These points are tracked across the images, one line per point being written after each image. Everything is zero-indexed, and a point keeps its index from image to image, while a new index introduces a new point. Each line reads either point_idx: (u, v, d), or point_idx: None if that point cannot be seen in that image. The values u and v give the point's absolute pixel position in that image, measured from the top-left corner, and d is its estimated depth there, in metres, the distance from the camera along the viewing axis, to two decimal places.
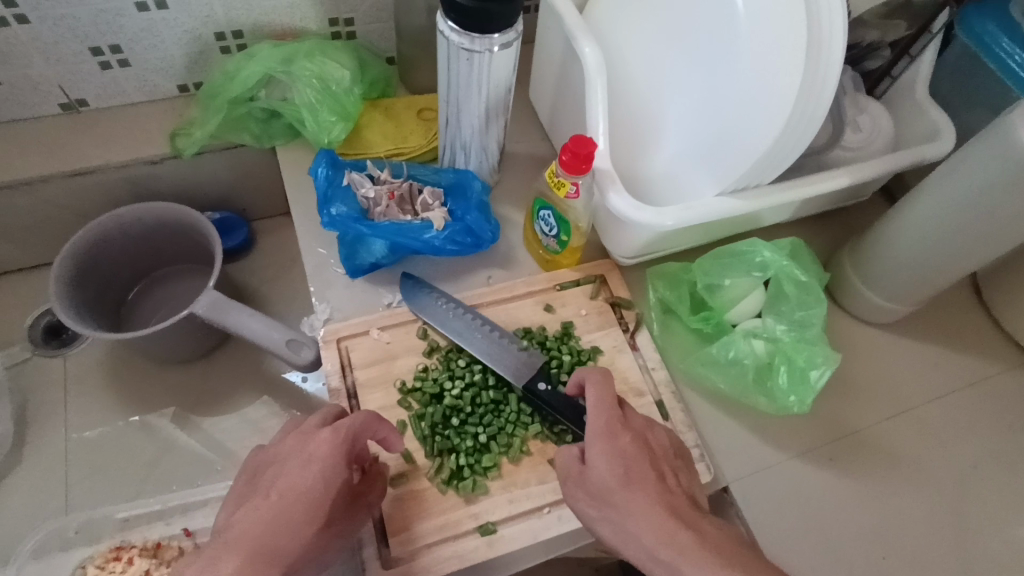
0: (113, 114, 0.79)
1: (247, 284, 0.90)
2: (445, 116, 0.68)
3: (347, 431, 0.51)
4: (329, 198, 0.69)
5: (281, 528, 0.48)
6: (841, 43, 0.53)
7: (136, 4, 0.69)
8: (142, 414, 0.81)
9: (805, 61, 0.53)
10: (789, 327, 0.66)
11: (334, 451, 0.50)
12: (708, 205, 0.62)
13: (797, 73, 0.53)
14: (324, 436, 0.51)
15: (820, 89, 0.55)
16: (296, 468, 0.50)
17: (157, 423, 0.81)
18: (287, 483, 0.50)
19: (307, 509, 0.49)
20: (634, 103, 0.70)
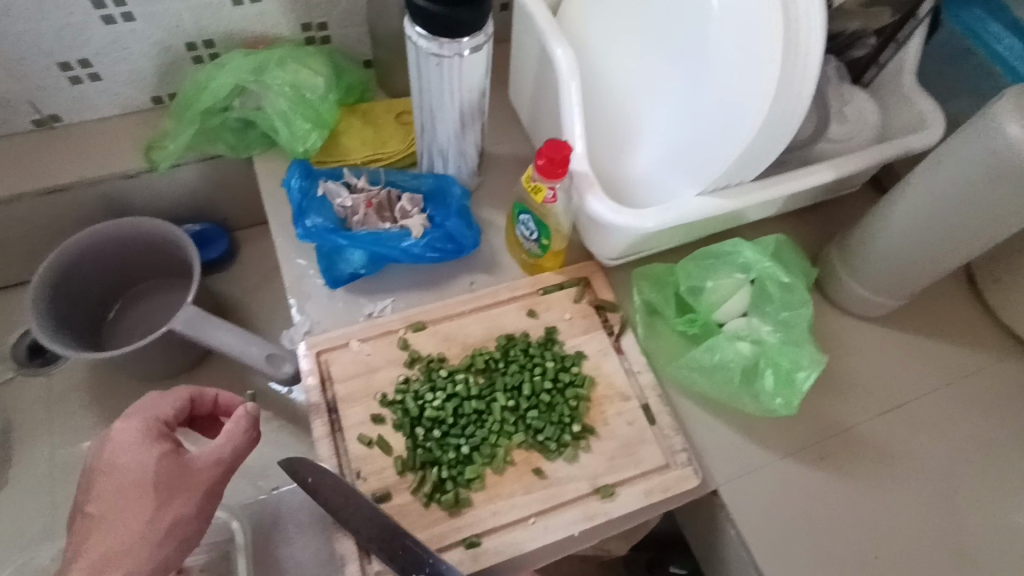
0: (86, 128, 0.78)
1: (230, 295, 0.89)
2: (420, 121, 0.67)
3: (133, 419, 0.56)
4: (305, 210, 0.68)
5: (118, 525, 0.52)
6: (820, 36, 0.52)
7: (101, 16, 0.68)
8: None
9: (782, 57, 0.51)
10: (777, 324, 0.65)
11: (121, 442, 0.54)
12: (689, 205, 0.61)
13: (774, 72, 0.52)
14: (120, 431, 0.55)
15: (801, 84, 0.54)
16: (118, 467, 0.54)
17: None
18: (114, 485, 0.53)
19: (117, 502, 0.52)
20: (613, 105, 0.68)
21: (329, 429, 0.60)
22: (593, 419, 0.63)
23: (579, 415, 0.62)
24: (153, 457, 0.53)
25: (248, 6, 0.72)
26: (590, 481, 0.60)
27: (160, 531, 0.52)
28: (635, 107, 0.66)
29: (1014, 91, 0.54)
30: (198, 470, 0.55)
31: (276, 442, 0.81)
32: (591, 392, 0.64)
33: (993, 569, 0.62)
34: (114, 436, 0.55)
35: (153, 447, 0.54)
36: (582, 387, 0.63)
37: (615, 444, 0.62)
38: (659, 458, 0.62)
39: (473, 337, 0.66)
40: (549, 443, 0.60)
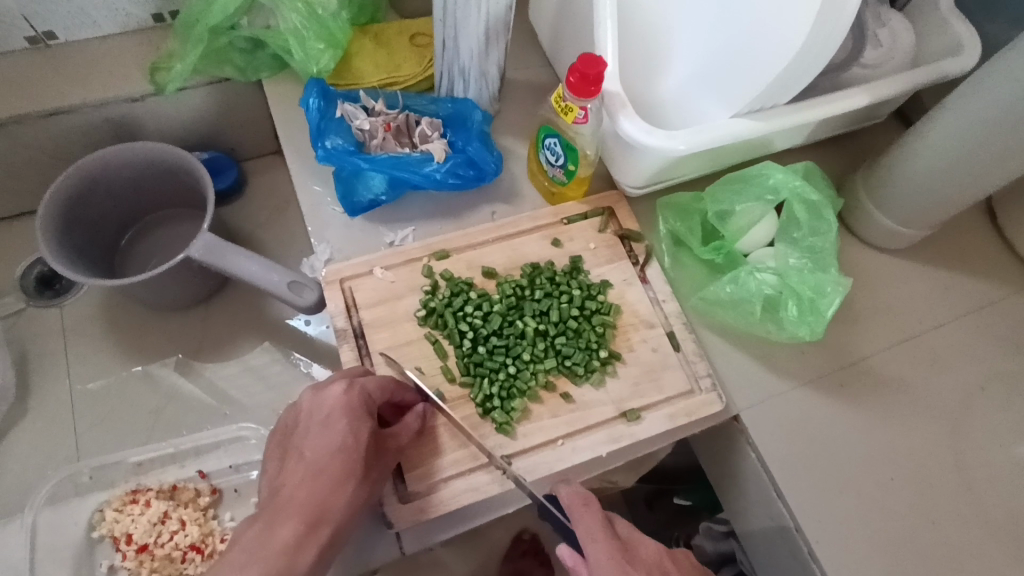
0: (85, 47, 0.74)
1: (240, 228, 0.87)
2: (442, 40, 0.64)
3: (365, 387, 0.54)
4: (323, 131, 0.65)
5: (315, 491, 0.50)
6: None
7: None
8: (145, 363, 0.80)
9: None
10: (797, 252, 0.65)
11: (346, 410, 0.52)
12: (721, 126, 0.59)
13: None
14: (340, 393, 0.53)
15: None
16: (330, 433, 0.52)
17: (155, 372, 0.80)
18: (327, 447, 0.51)
19: (331, 464, 0.51)
20: (654, 23, 0.66)
21: (356, 354, 0.60)
22: (619, 345, 0.63)
23: (605, 341, 0.62)
24: (368, 430, 0.52)
25: None
26: (616, 405, 0.60)
27: (354, 507, 0.51)
28: (683, 21, 0.64)
29: None
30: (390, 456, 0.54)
31: (293, 375, 0.81)
32: (617, 320, 0.64)
33: (1003, 490, 0.64)
34: (332, 402, 0.52)
35: (370, 422, 0.53)
36: (608, 315, 0.63)
37: (640, 369, 0.62)
38: (683, 383, 0.62)
39: (497, 264, 0.65)
40: (576, 368, 0.60)
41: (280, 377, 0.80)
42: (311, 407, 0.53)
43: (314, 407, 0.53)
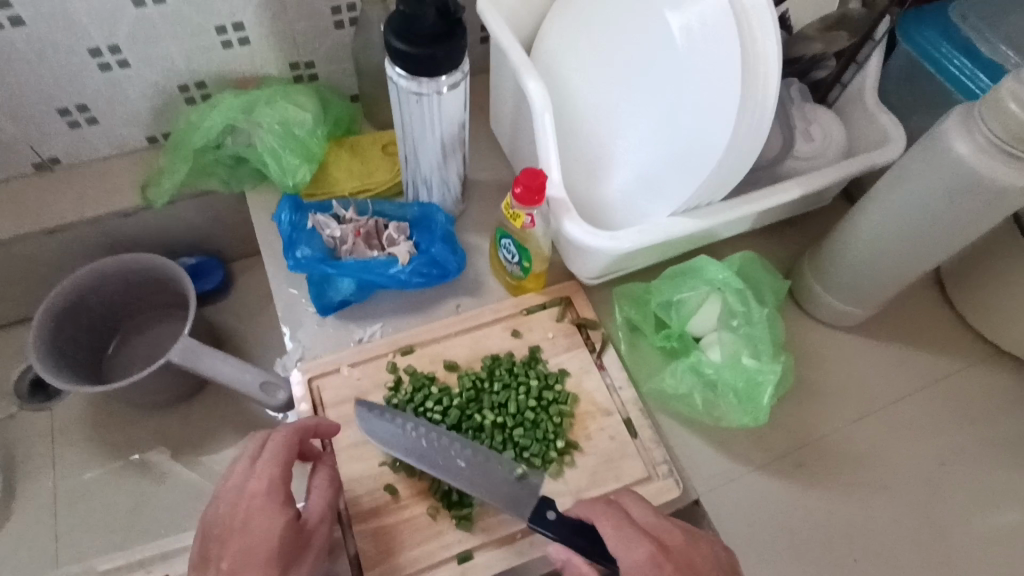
0: (85, 168, 0.81)
1: (227, 325, 0.92)
2: (404, 154, 0.70)
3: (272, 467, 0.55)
4: (295, 241, 0.71)
5: None
6: (777, 52, 0.54)
7: (97, 63, 0.71)
8: (144, 452, 0.83)
9: (742, 76, 0.54)
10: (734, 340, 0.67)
11: (270, 497, 0.53)
12: (661, 226, 0.64)
13: (738, 88, 0.54)
14: (262, 476, 0.54)
15: (762, 99, 0.55)
16: (254, 531, 0.52)
17: (155, 460, 0.83)
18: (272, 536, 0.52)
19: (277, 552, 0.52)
20: (584, 127, 0.69)
21: (321, 453, 0.62)
22: (577, 435, 0.65)
23: (563, 431, 0.64)
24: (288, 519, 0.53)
25: (238, 48, 0.76)
26: (574, 495, 0.62)
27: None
28: (609, 126, 0.66)
29: (961, 110, 0.56)
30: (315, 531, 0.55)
31: None
32: (574, 408, 0.66)
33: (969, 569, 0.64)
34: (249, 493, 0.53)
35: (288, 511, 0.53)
36: (565, 405, 0.66)
37: (598, 457, 0.64)
38: (640, 470, 0.64)
39: (459, 358, 0.69)
40: (534, 459, 0.62)
41: None
42: (230, 507, 0.54)
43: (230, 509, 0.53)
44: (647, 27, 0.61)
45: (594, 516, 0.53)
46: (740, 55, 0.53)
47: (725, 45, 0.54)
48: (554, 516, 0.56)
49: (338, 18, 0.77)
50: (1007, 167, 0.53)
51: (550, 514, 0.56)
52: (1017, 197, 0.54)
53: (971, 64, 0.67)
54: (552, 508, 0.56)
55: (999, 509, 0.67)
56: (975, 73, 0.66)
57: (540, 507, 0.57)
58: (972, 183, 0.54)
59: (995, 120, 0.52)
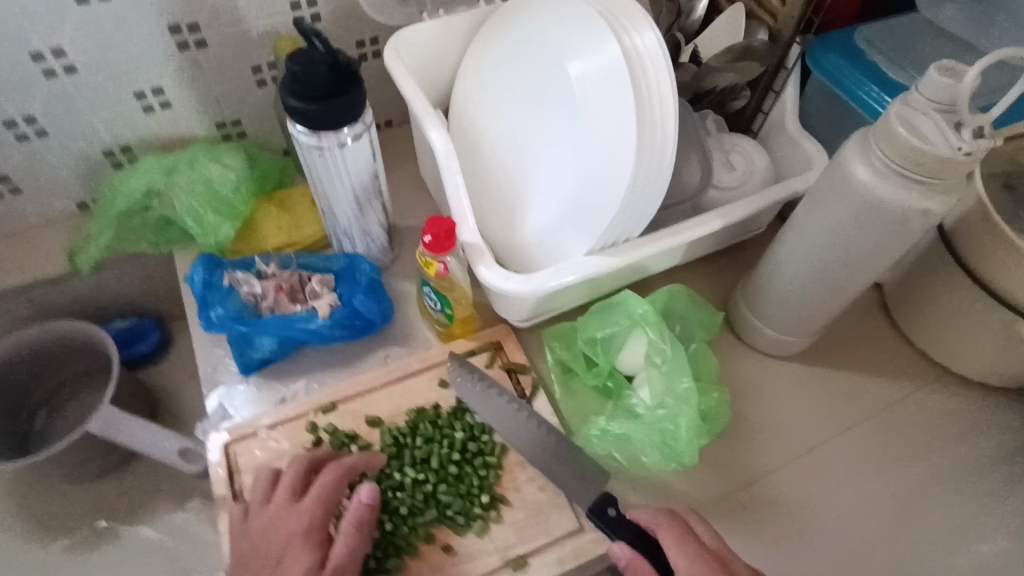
0: (14, 238, 0.80)
1: (164, 388, 0.90)
2: (321, 207, 0.70)
3: (312, 505, 0.57)
4: (210, 301, 0.70)
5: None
6: (672, 93, 0.57)
7: (15, 134, 0.72)
8: (109, 518, 0.81)
9: (639, 113, 0.56)
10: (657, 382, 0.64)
11: (305, 527, 0.56)
12: (576, 265, 0.63)
13: (635, 124, 0.56)
14: (262, 509, 0.58)
15: (662, 136, 0.58)
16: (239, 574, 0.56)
17: (118, 525, 0.80)
18: (336, 553, 0.54)
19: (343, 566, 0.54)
20: (495, 170, 0.68)
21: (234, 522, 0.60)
22: (505, 488, 0.62)
23: (488, 484, 0.62)
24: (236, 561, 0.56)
25: (159, 112, 0.76)
26: (501, 553, 0.59)
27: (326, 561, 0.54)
28: (518, 168, 0.66)
29: (858, 136, 0.55)
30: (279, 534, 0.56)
31: (208, 535, 0.80)
32: (502, 460, 0.64)
33: None
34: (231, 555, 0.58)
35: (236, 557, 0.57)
36: (491, 456, 0.63)
37: (527, 512, 0.61)
38: (571, 522, 0.60)
39: (383, 413, 0.66)
40: (457, 518, 0.59)
41: (194, 539, 0.80)
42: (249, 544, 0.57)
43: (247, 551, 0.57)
44: (545, 73, 0.61)
45: (657, 525, 0.55)
46: (636, 93, 0.56)
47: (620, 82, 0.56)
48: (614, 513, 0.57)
49: (259, 77, 0.78)
50: (907, 191, 0.52)
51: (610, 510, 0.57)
52: (922, 219, 0.53)
53: (879, 87, 0.67)
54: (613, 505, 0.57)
55: (953, 542, 0.64)
56: (881, 95, 0.66)
57: (602, 503, 0.57)
58: (874, 209, 0.54)
59: (887, 144, 0.51)
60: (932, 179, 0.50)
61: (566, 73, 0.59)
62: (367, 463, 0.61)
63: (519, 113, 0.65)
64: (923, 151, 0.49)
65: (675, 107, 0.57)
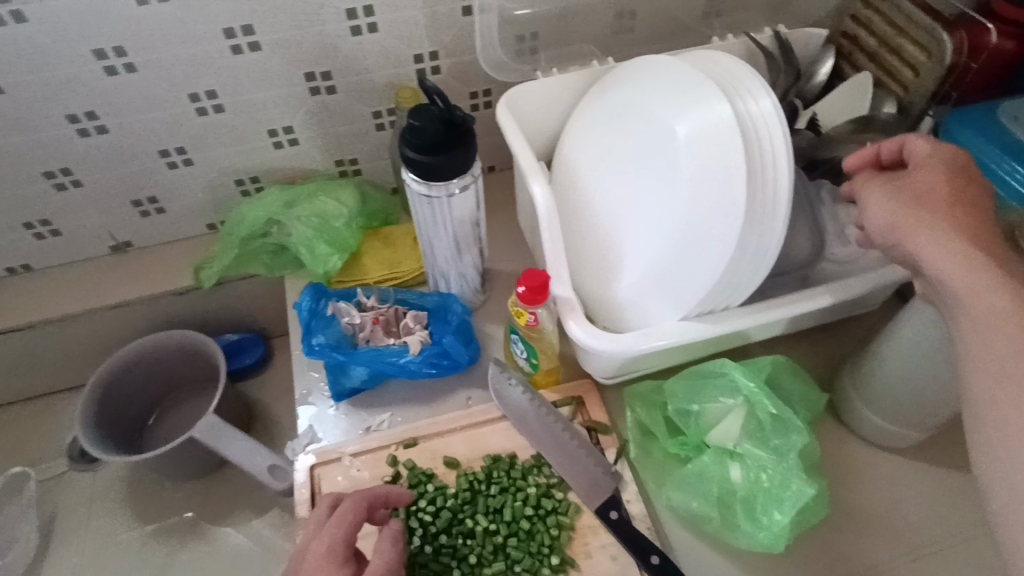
0: (153, 252, 0.90)
1: (260, 400, 0.95)
2: (423, 249, 0.73)
3: (338, 525, 0.53)
4: (313, 328, 0.74)
5: None
6: (786, 160, 0.55)
7: (166, 162, 0.81)
8: (199, 518, 0.86)
9: (750, 179, 0.55)
10: (753, 466, 0.60)
11: (333, 552, 0.51)
12: (671, 330, 0.61)
13: (746, 190, 0.55)
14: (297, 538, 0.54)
15: (773, 205, 0.56)
16: None
17: (206, 526, 0.85)
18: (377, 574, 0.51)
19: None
20: (593, 226, 0.68)
21: None
22: (575, 551, 0.61)
23: (559, 545, 0.60)
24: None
25: (287, 148, 0.83)
26: None
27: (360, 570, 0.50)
28: (617, 225, 0.65)
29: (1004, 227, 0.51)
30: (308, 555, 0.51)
31: (284, 548, 0.83)
32: (575, 521, 0.62)
33: None
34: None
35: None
36: (564, 515, 0.62)
37: None
38: None
39: (460, 456, 0.67)
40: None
41: (272, 549, 0.83)
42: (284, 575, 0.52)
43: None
44: (654, 133, 0.61)
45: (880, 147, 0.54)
46: (748, 159, 0.55)
47: (732, 148, 0.55)
48: (617, 514, 0.61)
49: (378, 121, 0.83)
50: None
51: (612, 513, 0.61)
52: None
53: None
54: (615, 508, 0.61)
55: None
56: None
57: (611, 500, 0.61)
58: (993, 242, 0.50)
59: None
60: None
61: (674, 134, 0.59)
62: (387, 490, 0.58)
63: (624, 172, 0.65)
64: None
65: (791, 177, 0.55)
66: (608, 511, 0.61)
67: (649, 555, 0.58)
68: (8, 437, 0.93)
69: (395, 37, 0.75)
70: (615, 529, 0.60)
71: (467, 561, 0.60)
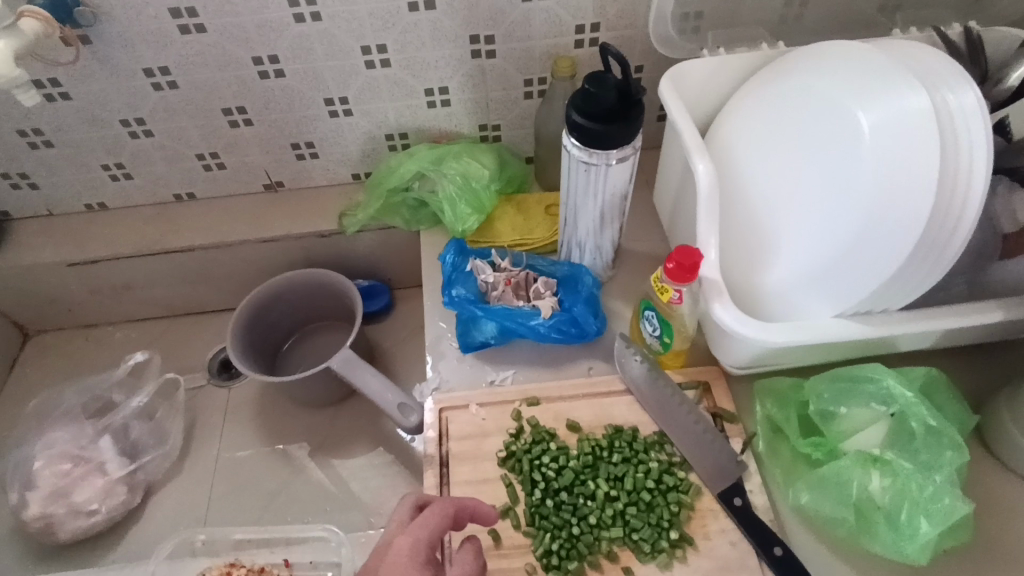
0: (301, 194, 0.96)
1: (379, 344, 1.01)
2: (565, 216, 0.74)
3: (424, 527, 0.51)
4: (453, 280, 0.78)
5: None
6: (985, 161, 0.52)
7: (329, 110, 0.86)
8: (318, 445, 0.92)
9: (940, 177, 0.52)
10: (900, 476, 0.58)
11: (413, 554, 0.49)
12: (822, 327, 0.59)
13: (933, 189, 0.52)
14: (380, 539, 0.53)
15: (961, 208, 0.53)
16: None
17: (323, 453, 0.92)
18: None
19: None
20: (745, 211, 0.67)
21: (437, 481, 0.65)
22: (693, 530, 0.61)
23: (678, 522, 0.61)
24: None
25: (439, 108, 0.87)
26: None
27: None
28: (773, 212, 0.64)
29: None
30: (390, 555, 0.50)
31: (392, 484, 0.88)
32: (695, 501, 0.62)
33: None
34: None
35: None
36: (685, 494, 0.62)
37: (713, 562, 0.59)
38: None
39: (582, 421, 0.69)
40: (643, 544, 0.60)
41: (381, 483, 0.89)
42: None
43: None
44: (830, 121, 0.59)
45: None
46: (941, 158, 0.52)
47: (924, 144, 0.52)
48: (740, 502, 0.61)
49: (528, 90, 0.85)
50: None
51: (737, 499, 0.61)
52: None
53: None
54: (740, 495, 0.61)
55: None
56: None
57: (735, 487, 0.61)
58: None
59: None
60: None
61: (857, 122, 0.56)
62: (477, 502, 0.55)
63: (788, 158, 0.63)
64: None
65: (988, 180, 0.52)
66: (732, 497, 0.61)
67: (773, 546, 0.58)
68: (159, 346, 1.04)
69: (562, 6, 0.76)
70: (738, 515, 0.60)
71: (587, 521, 0.61)
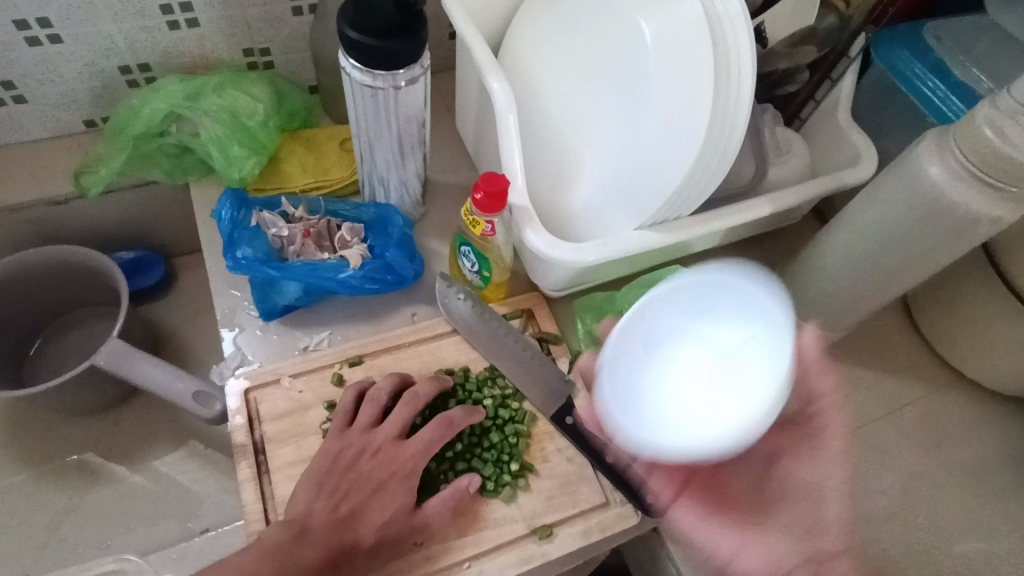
0: (13, 152, 0.74)
1: (166, 324, 0.86)
2: (360, 151, 0.66)
3: (419, 454, 0.57)
4: (235, 241, 0.66)
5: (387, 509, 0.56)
6: (749, 61, 0.52)
7: (25, 37, 0.65)
8: (104, 455, 0.79)
9: (715, 81, 0.52)
10: None
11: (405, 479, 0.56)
12: (629, 240, 0.60)
13: (709, 93, 0.52)
14: (365, 434, 0.58)
15: (735, 112, 0.54)
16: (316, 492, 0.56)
17: (107, 467, 0.78)
18: (392, 506, 0.55)
19: (392, 524, 0.55)
20: (551, 131, 0.66)
21: (254, 472, 0.58)
22: (533, 456, 0.62)
23: (518, 451, 0.61)
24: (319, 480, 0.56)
25: (185, 30, 0.70)
26: (528, 521, 0.59)
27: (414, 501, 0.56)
28: (576, 131, 0.64)
29: (935, 133, 0.53)
30: (377, 466, 0.57)
31: (208, 477, 0.78)
32: (531, 428, 0.63)
33: None
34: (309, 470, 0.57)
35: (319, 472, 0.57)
36: (522, 424, 0.62)
37: (554, 481, 0.61)
38: (595, 495, 0.60)
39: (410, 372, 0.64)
40: (487, 483, 0.59)
41: (194, 478, 0.78)
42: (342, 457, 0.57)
43: (335, 470, 0.57)
44: (618, 33, 0.58)
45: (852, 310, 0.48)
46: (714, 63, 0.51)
47: (697, 52, 0.52)
48: (572, 420, 0.62)
49: (295, 4, 0.72)
50: (982, 196, 0.50)
51: (569, 418, 0.62)
52: (983, 227, 0.52)
53: (945, 86, 0.66)
54: (572, 413, 0.62)
55: (965, 536, 0.64)
56: (948, 94, 0.65)
57: (566, 406, 0.62)
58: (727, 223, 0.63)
59: (969, 146, 0.49)
60: (1009, 186, 0.49)
61: (641, 33, 0.56)
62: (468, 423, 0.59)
63: (586, 75, 0.62)
64: (1012, 159, 0.47)
65: (754, 83, 0.53)
66: (564, 417, 0.62)
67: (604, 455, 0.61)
68: None
69: None
70: (571, 433, 0.62)
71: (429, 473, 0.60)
